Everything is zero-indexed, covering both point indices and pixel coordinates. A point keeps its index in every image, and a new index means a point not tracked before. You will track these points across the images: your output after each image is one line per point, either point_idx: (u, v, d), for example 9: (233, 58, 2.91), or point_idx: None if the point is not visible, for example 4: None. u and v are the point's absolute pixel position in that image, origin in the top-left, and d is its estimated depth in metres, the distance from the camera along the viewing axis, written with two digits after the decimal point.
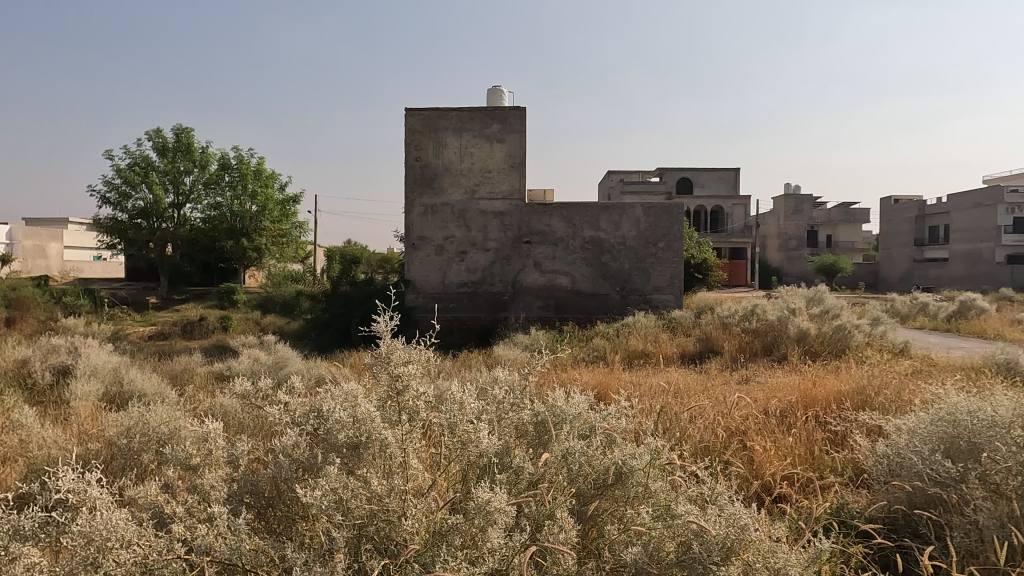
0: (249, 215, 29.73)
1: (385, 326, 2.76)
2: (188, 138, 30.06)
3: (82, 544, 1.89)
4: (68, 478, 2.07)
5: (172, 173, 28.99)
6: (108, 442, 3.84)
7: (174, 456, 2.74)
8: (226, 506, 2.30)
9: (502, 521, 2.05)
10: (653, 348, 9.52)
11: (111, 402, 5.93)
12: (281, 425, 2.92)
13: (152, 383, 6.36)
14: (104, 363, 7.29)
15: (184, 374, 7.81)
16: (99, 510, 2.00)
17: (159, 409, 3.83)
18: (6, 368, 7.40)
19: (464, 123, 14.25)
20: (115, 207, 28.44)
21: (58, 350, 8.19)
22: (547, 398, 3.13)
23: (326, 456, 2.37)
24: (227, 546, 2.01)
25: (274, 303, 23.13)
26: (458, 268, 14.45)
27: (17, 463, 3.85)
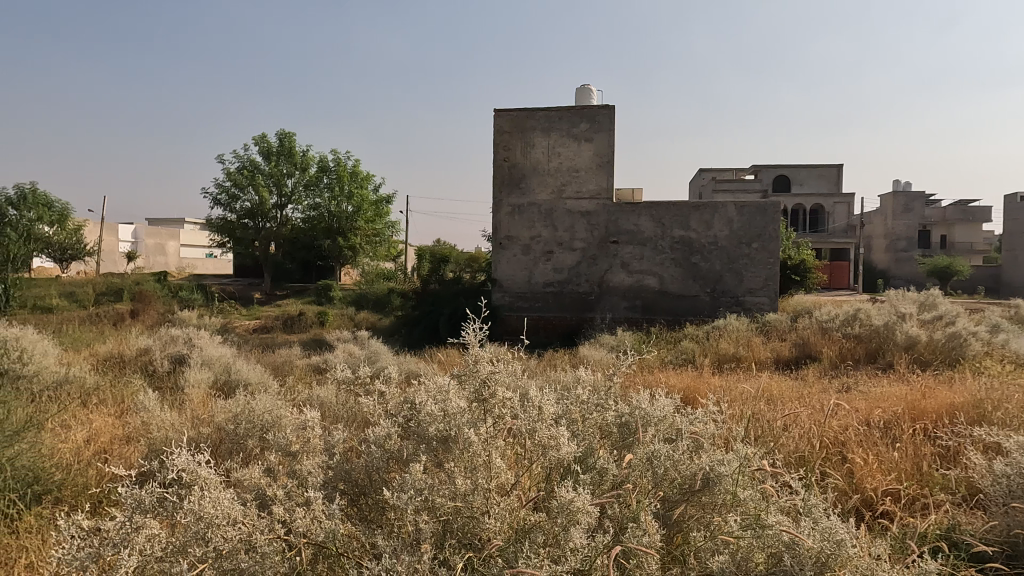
0: (345, 215, 31.17)
1: (472, 335, 2.80)
2: (291, 142, 31.91)
3: (193, 520, 2.04)
4: (182, 457, 2.24)
5: (277, 176, 30.78)
6: (217, 427, 4.10)
7: (276, 443, 2.91)
8: (320, 491, 2.41)
9: (585, 522, 2.04)
10: (746, 352, 9.17)
11: (220, 389, 6.39)
12: (375, 415, 3.03)
13: (257, 373, 6.77)
14: (216, 353, 7.82)
15: (285, 366, 8.25)
16: (208, 490, 2.16)
17: (262, 399, 4.07)
18: (131, 356, 8.11)
19: (552, 123, 14.27)
20: (225, 208, 30.51)
21: (176, 339, 8.85)
22: (632, 399, 3.07)
23: (415, 447, 2.45)
24: (323, 530, 2.11)
25: (368, 300, 24.05)
26: (544, 268, 14.52)
27: (140, 442, 4.18)
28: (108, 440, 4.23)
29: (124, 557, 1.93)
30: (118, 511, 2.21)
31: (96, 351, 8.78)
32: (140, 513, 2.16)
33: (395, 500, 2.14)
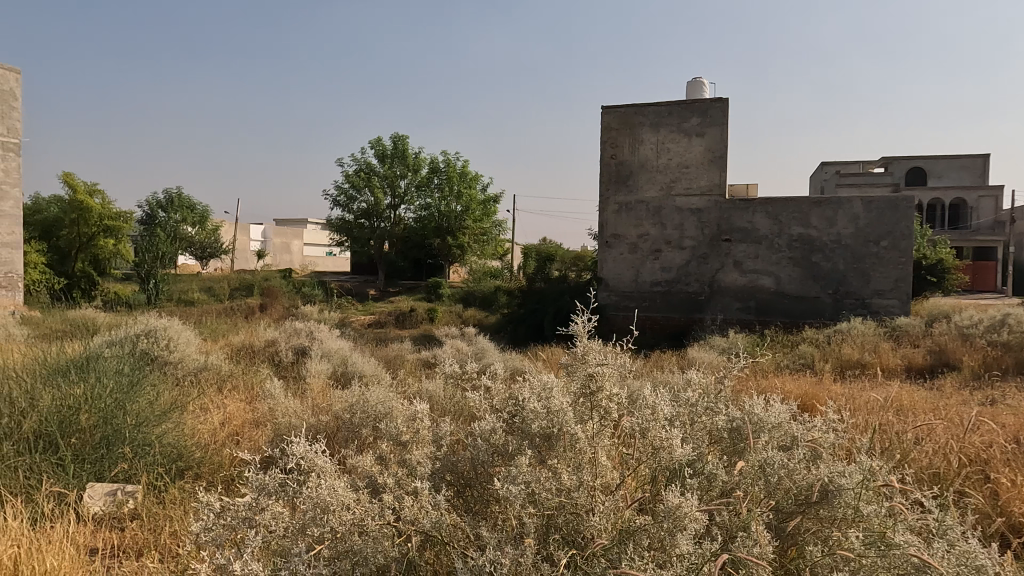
0: (454, 215, 32.03)
1: (581, 328, 2.77)
2: (404, 145, 33.21)
3: (311, 504, 2.16)
4: (301, 446, 2.38)
5: (391, 177, 32.16)
6: (334, 416, 4.32)
7: (388, 432, 3.04)
8: (428, 482, 2.49)
9: (691, 527, 1.98)
10: (872, 358, 8.53)
11: (338, 379, 6.77)
12: (481, 410, 3.09)
13: (372, 365, 7.12)
14: (335, 346, 8.29)
15: (397, 359, 8.61)
16: (325, 477, 2.28)
17: (375, 390, 4.27)
18: (260, 346, 8.78)
19: (662, 118, 13.94)
20: (344, 209, 32.26)
21: (300, 332, 9.47)
22: (744, 404, 2.95)
23: (519, 443, 2.47)
24: (429, 520, 2.18)
25: (475, 297, 24.54)
26: (652, 266, 14.24)
27: (266, 427, 4.50)
28: (240, 424, 4.59)
29: (252, 536, 2.09)
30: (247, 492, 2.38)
31: (231, 342, 9.57)
32: (267, 493, 2.32)
33: (501, 492, 2.17)
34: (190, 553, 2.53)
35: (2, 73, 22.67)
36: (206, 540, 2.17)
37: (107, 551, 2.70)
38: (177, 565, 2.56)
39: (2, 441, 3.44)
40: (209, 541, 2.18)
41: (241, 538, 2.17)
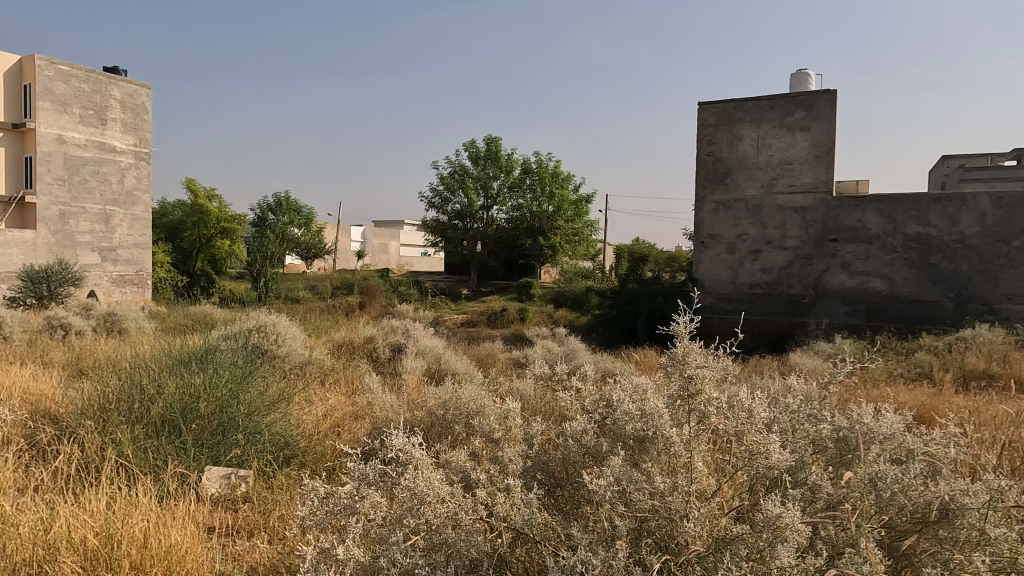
0: (546, 215, 32.15)
1: (682, 327, 2.64)
2: (497, 147, 33.68)
3: (408, 494, 2.23)
4: (400, 438, 2.47)
5: (484, 179, 32.71)
6: (428, 412, 4.43)
7: (481, 429, 3.09)
8: (520, 479, 2.51)
9: (793, 539, 1.88)
10: (999, 369, 7.80)
11: (432, 376, 6.97)
12: (572, 410, 3.07)
13: (464, 363, 7.27)
14: (429, 343, 8.54)
15: (489, 358, 8.76)
16: (421, 469, 2.34)
17: (468, 388, 4.35)
18: (360, 343, 9.17)
19: (763, 113, 13.39)
20: (439, 210, 33.15)
21: (396, 330, 9.82)
22: (852, 412, 2.78)
23: (611, 445, 2.44)
24: (521, 517, 2.20)
25: (566, 298, 24.47)
26: (751, 267, 13.71)
27: (365, 420, 4.69)
28: (341, 416, 4.81)
29: (353, 523, 2.19)
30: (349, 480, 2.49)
31: (333, 337, 10.08)
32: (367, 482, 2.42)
33: (593, 491, 2.17)
34: (297, 536, 2.69)
35: (136, 89, 24.95)
36: (312, 523, 2.30)
37: (224, 529, 2.91)
38: (284, 546, 2.72)
39: (134, 423, 3.77)
40: (315, 524, 2.31)
41: (343, 523, 2.29)
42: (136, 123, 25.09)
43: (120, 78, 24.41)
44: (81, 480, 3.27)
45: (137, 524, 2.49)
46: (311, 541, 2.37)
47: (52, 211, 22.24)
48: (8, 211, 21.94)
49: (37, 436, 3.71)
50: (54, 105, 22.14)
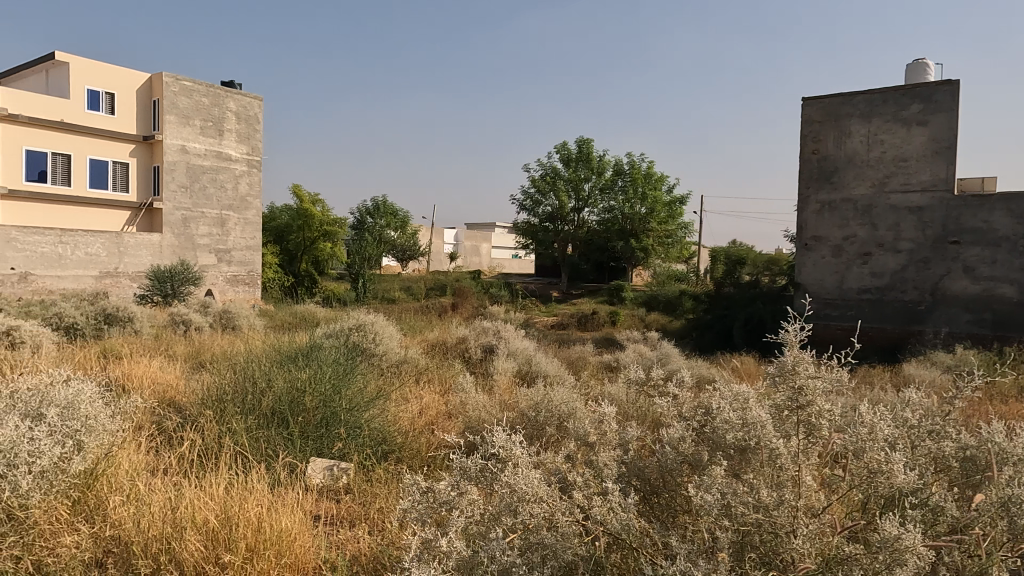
0: (639, 217, 31.65)
1: (793, 334, 2.43)
2: (588, 148, 33.49)
3: (508, 492, 2.26)
4: (499, 436, 2.50)
5: (575, 181, 32.62)
6: (520, 412, 4.47)
7: (575, 432, 3.07)
8: (616, 484, 2.48)
9: (914, 565, 1.76)
10: None
11: (523, 378, 7.02)
12: (669, 416, 3.00)
13: (555, 366, 7.27)
14: (520, 345, 8.61)
15: (579, 361, 8.72)
16: (519, 468, 2.37)
17: (560, 390, 4.35)
18: (453, 343, 9.37)
19: (874, 107, 12.59)
20: (530, 213, 33.38)
21: (487, 330, 9.95)
22: (982, 430, 2.56)
23: (711, 454, 2.37)
24: (619, 521, 2.18)
25: (658, 301, 23.97)
26: (860, 271, 12.90)
27: (458, 418, 4.79)
28: (435, 414, 4.93)
29: (454, 517, 2.24)
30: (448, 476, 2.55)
31: (427, 337, 10.36)
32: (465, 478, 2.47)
33: (694, 500, 2.11)
34: (396, 529, 2.78)
35: (250, 101, 26.71)
36: (413, 515, 2.37)
37: (328, 517, 3.07)
38: (385, 538, 2.83)
39: (248, 414, 4.03)
40: (415, 516, 2.38)
41: (442, 517, 2.35)
42: (249, 133, 26.82)
43: (236, 91, 26.19)
44: (203, 465, 3.54)
45: (253, 507, 2.67)
46: (411, 533, 2.44)
47: (175, 216, 24.21)
48: (138, 216, 24.23)
49: (164, 423, 4.04)
50: (179, 118, 24.10)
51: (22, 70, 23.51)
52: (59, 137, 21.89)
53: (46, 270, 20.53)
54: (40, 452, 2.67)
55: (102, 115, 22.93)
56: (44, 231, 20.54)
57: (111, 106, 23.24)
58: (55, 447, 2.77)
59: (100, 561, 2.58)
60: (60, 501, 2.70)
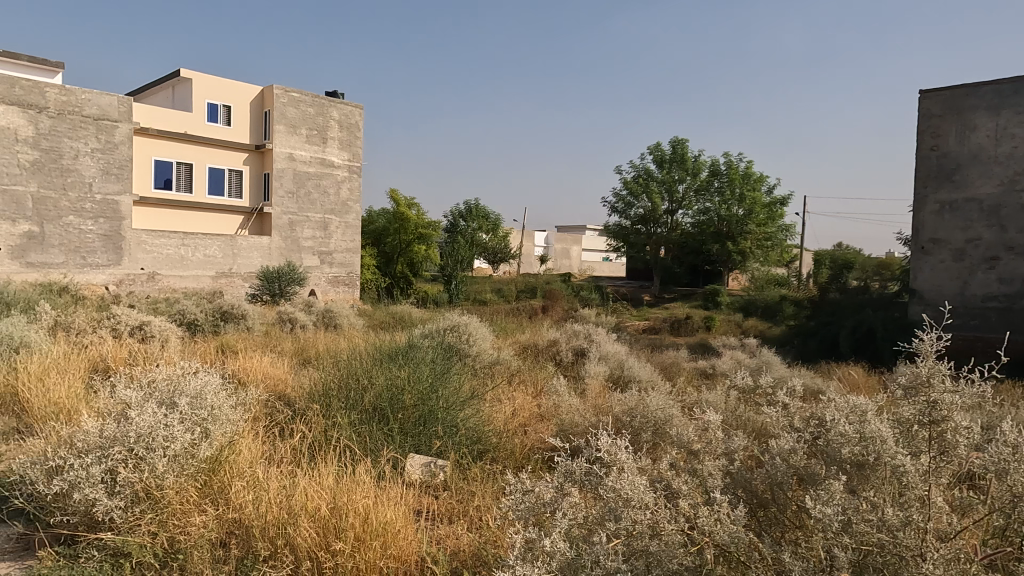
0: (736, 219, 30.57)
1: (931, 344, 2.27)
2: (683, 149, 32.68)
3: (612, 496, 2.23)
4: (605, 440, 2.48)
5: (669, 182, 31.92)
6: (615, 417, 4.42)
7: (679, 439, 2.99)
8: (723, 495, 2.40)
9: None
10: None
11: (614, 382, 6.94)
12: (778, 427, 2.87)
13: (648, 371, 7.14)
14: (612, 349, 8.52)
15: (673, 367, 8.52)
16: (623, 472, 2.34)
17: (656, 396, 4.28)
18: (544, 345, 9.40)
19: (1004, 98, 11.56)
20: (622, 215, 33.01)
21: (579, 333, 9.90)
22: None
23: (828, 468, 2.25)
24: (726, 533, 2.10)
25: (756, 307, 23.02)
26: (985, 277, 11.86)
27: (552, 421, 4.81)
28: (528, 416, 4.97)
29: (561, 517, 2.25)
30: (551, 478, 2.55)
31: (519, 339, 10.44)
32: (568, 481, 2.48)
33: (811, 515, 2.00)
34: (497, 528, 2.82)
35: (351, 110, 27.93)
36: (518, 514, 2.41)
37: (428, 512, 3.15)
38: (484, 536, 2.87)
39: (352, 409, 4.21)
40: (520, 514, 2.43)
41: (547, 518, 2.36)
42: (350, 140, 27.96)
43: (339, 101, 27.48)
44: (312, 457, 3.73)
45: (361, 498, 2.78)
46: (514, 533, 2.47)
47: (283, 220, 25.69)
48: (250, 220, 25.90)
49: (277, 415, 4.29)
50: (287, 127, 25.57)
51: (151, 87, 25.68)
52: (184, 147, 23.78)
53: (171, 270, 22.37)
54: (171, 438, 3.00)
55: (219, 127, 24.68)
56: (169, 235, 22.38)
57: (228, 117, 24.96)
58: (184, 433, 3.07)
59: (223, 540, 2.77)
60: (189, 483, 2.96)
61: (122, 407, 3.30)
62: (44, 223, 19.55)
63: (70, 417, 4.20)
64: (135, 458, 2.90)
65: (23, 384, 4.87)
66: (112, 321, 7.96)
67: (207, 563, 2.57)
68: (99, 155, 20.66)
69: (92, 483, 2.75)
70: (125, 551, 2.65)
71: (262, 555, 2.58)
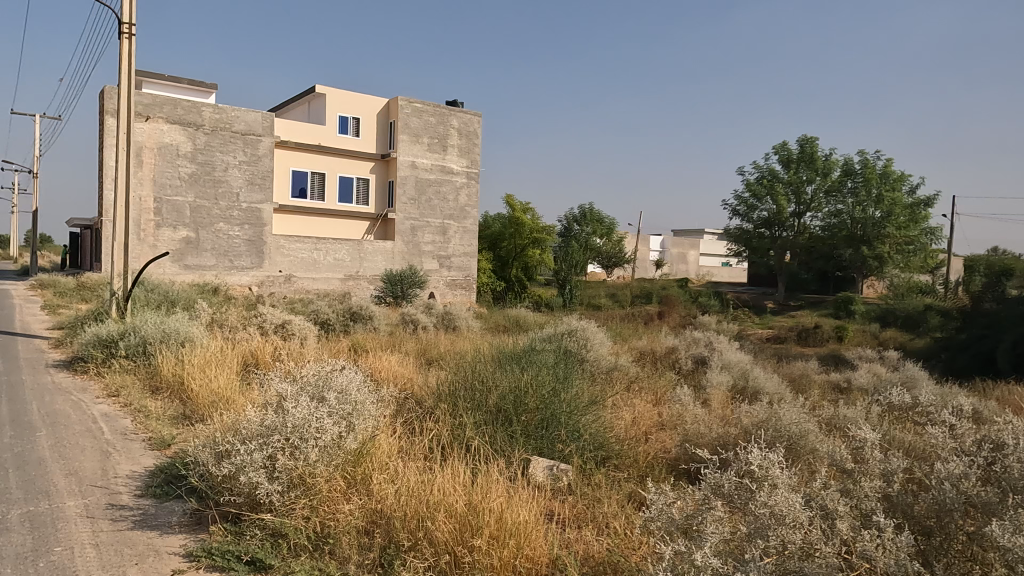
0: (872, 221, 28.44)
1: None
2: (812, 147, 30.79)
3: (766, 513, 2.15)
4: (756, 454, 2.39)
5: (796, 183, 30.17)
6: (743, 428, 4.23)
7: (830, 456, 2.82)
8: (885, 519, 2.24)
9: None
10: None
11: (738, 394, 6.66)
12: (944, 450, 2.63)
13: (775, 383, 6.77)
14: (735, 357, 8.17)
15: (802, 379, 8.02)
16: (778, 489, 2.25)
17: (789, 410, 4.05)
18: (662, 353, 9.18)
19: None
20: (743, 218, 31.82)
21: (699, 341, 9.56)
22: None
23: (1010, 499, 2.05)
24: (891, 560, 1.96)
25: (895, 317, 21.24)
26: None
27: (675, 431, 4.70)
28: (649, 425, 4.89)
29: (709, 530, 2.19)
30: (696, 492, 2.49)
31: (636, 345, 10.26)
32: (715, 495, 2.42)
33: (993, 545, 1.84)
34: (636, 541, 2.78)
35: (470, 118, 28.69)
36: (661, 526, 2.38)
37: (556, 516, 3.18)
38: (616, 546, 2.85)
39: (476, 409, 4.34)
40: (661, 526, 2.40)
41: (691, 529, 2.32)
42: (469, 147, 28.70)
43: (459, 109, 28.35)
44: (440, 456, 3.88)
45: (496, 497, 2.85)
46: (656, 544, 2.43)
47: (405, 226, 26.87)
48: (376, 226, 27.31)
49: (407, 414, 4.50)
50: (410, 137, 26.72)
51: (290, 103, 27.74)
52: (318, 158, 25.53)
53: (305, 273, 24.08)
54: (323, 429, 3.25)
55: (349, 138, 26.22)
56: (304, 240, 24.11)
57: (357, 129, 26.47)
58: (334, 427, 3.31)
59: (367, 529, 2.95)
60: (337, 473, 3.19)
61: (278, 398, 3.58)
62: (200, 230, 21.67)
63: (231, 405, 4.66)
64: (291, 446, 3.16)
65: (190, 373, 5.45)
66: (259, 319, 8.68)
67: (355, 552, 2.78)
68: (245, 167, 22.59)
69: (255, 467, 3.02)
70: (282, 532, 2.94)
71: (405, 545, 2.73)
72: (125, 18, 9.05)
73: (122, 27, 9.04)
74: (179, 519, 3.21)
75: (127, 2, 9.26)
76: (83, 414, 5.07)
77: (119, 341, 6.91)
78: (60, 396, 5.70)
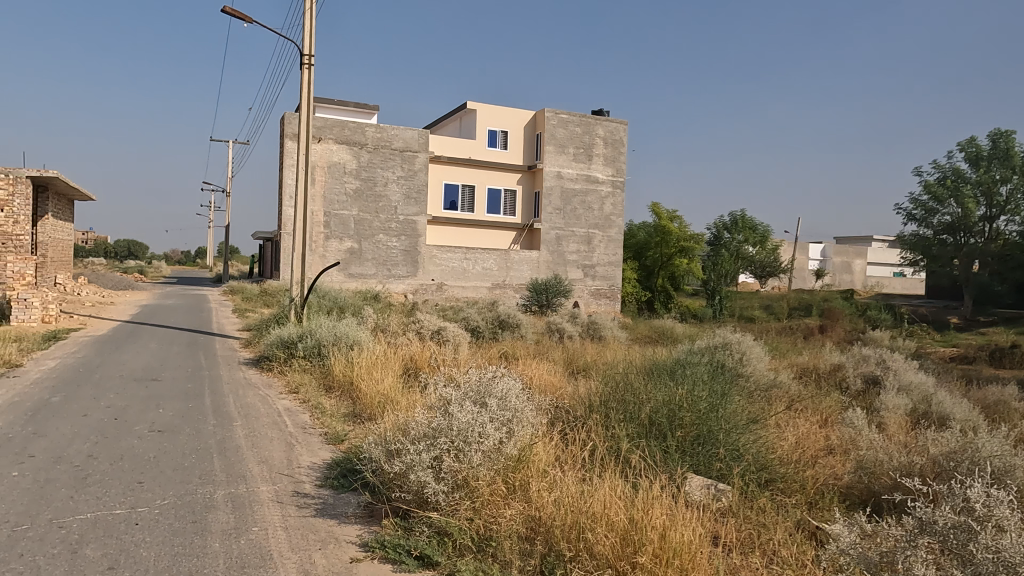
0: None
1: None
2: (1007, 142, 27.13)
3: (990, 557, 2.00)
4: (977, 491, 2.17)
5: (987, 183, 26.74)
6: (931, 458, 3.79)
7: None
8: None
9: None
10: None
11: (920, 420, 5.98)
12: None
13: (965, 408, 6.00)
14: (914, 378, 7.35)
15: (997, 406, 7.04)
16: (1009, 532, 2.05)
17: (990, 442, 3.57)
18: (825, 372, 8.50)
19: None
20: (920, 224, 28.84)
21: (868, 358, 8.68)
22: None
23: None
24: None
25: None
26: None
27: (848, 458, 4.32)
28: (817, 449, 4.54)
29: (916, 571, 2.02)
30: (897, 527, 2.32)
31: (796, 362, 9.59)
32: (921, 532, 2.21)
33: None
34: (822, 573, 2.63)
35: (617, 126, 28.42)
36: (853, 560, 2.25)
37: (722, 540, 3.05)
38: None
39: (629, 421, 4.27)
40: (853, 562, 2.27)
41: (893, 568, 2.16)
42: (615, 156, 28.44)
43: (605, 118, 28.23)
44: (594, 468, 3.86)
45: (659, 514, 2.76)
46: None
47: (551, 235, 27.19)
48: (522, 236, 27.90)
49: (559, 424, 4.54)
50: (557, 148, 27.04)
51: (445, 120, 29.19)
52: (470, 171, 26.67)
53: (455, 281, 25.16)
54: (484, 435, 3.36)
55: (498, 151, 27.05)
56: (455, 249, 25.22)
57: (505, 142, 27.24)
58: (494, 432, 3.41)
59: (527, 535, 3.00)
60: (497, 475, 3.29)
61: (443, 402, 3.77)
62: (362, 241, 23.38)
63: (395, 406, 4.97)
64: (456, 449, 3.31)
65: (358, 375, 5.89)
66: (417, 326, 9.19)
67: (517, 555, 2.85)
68: (403, 181, 24.02)
69: (424, 467, 3.22)
70: (447, 531, 3.08)
71: (566, 554, 2.76)
72: (306, 50, 10.02)
73: (304, 58, 10.01)
74: (354, 511, 3.46)
75: (308, 35, 10.26)
76: (270, 408, 5.66)
77: (297, 343, 7.64)
78: (251, 390, 6.40)
